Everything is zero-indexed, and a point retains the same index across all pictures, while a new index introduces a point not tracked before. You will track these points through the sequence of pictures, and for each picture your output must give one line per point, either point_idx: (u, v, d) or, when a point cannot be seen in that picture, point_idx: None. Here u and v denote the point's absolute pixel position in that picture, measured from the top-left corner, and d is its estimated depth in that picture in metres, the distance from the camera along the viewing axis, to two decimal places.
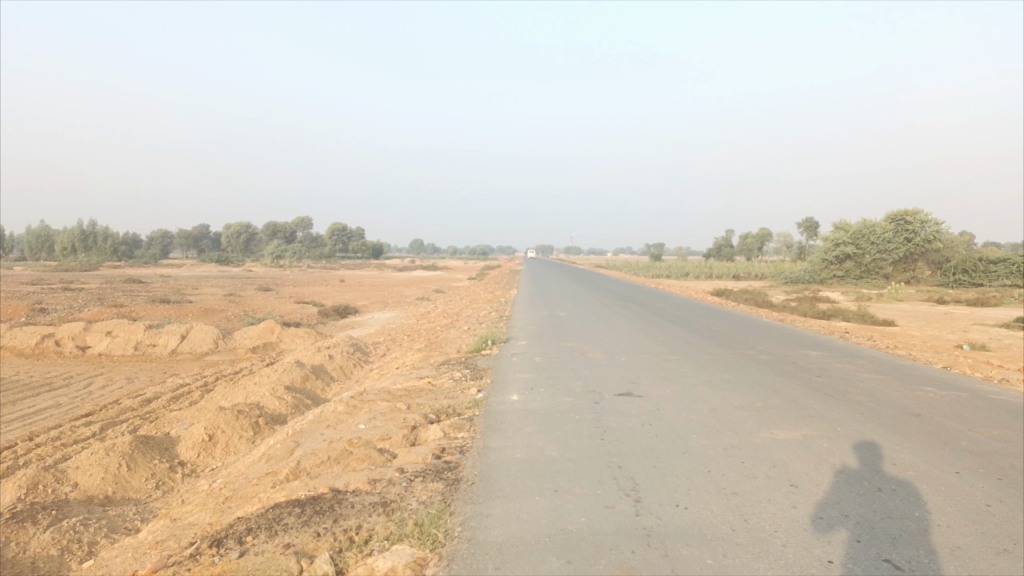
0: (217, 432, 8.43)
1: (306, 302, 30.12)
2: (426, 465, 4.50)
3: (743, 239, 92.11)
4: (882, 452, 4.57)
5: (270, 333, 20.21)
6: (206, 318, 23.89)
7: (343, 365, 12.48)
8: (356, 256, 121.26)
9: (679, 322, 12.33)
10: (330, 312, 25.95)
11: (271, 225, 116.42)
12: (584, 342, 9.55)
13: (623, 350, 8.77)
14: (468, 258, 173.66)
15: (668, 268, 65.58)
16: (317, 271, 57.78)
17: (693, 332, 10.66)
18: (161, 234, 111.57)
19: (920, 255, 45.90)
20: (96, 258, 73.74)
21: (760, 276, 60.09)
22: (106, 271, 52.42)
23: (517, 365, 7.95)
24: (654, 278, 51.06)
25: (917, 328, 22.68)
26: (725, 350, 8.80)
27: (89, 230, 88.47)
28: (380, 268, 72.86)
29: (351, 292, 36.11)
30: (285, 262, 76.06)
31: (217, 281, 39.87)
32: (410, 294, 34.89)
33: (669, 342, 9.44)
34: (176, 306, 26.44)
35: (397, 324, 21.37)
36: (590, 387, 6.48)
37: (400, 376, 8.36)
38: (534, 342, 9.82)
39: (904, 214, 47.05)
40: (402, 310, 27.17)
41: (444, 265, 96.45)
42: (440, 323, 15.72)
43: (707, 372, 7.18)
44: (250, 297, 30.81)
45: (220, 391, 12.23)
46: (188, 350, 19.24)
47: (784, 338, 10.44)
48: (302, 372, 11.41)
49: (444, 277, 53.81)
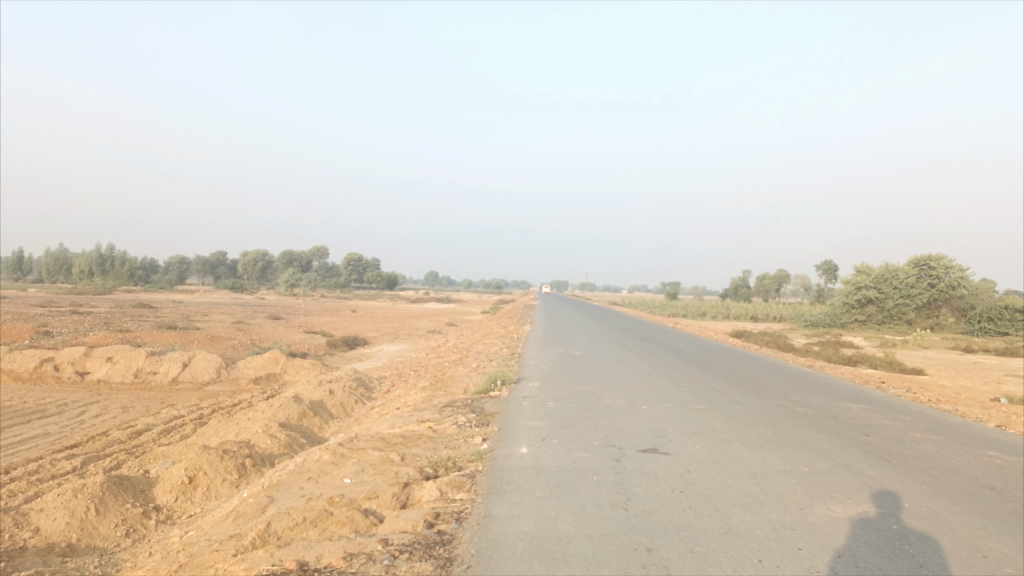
0: (197, 474, 7.69)
1: (315, 332, 29.53)
2: (415, 536, 3.77)
3: (761, 280, 91.11)
4: (964, 536, 3.81)
5: (275, 363, 19.59)
6: (211, 346, 23.33)
7: (344, 401, 11.77)
8: (371, 286, 121.14)
9: (702, 366, 11.54)
10: (339, 344, 25.33)
11: (288, 254, 116.65)
12: (600, 386, 8.80)
13: (644, 396, 8.01)
14: (483, 292, 173.17)
15: (684, 307, 64.70)
16: (330, 301, 57.33)
17: (719, 378, 9.89)
18: (179, 259, 112.12)
19: (945, 302, 44.85)
20: (111, 283, 73.82)
21: (778, 318, 59.04)
22: (121, 294, 52.37)
23: (527, 411, 7.21)
24: (670, 317, 50.19)
25: (947, 378, 21.75)
26: (756, 400, 8.03)
27: (106, 254, 88.77)
28: (394, 299, 72.54)
29: (363, 323, 35.55)
30: (300, 291, 75.89)
31: (228, 308, 39.41)
32: (422, 326, 34.25)
33: (694, 389, 8.67)
34: (181, 332, 25.91)
35: (406, 357, 20.68)
36: (610, 440, 5.72)
37: (398, 418, 7.64)
38: (548, 384, 9.08)
39: (928, 259, 46.11)
40: (413, 343, 26.51)
41: (459, 298, 96.06)
42: (449, 359, 15.03)
43: (739, 427, 6.42)
44: (258, 325, 30.25)
45: (213, 425, 11.53)
46: (188, 379, 18.62)
47: (819, 388, 9.64)
48: (300, 409, 10.70)
49: (458, 310, 53.23)
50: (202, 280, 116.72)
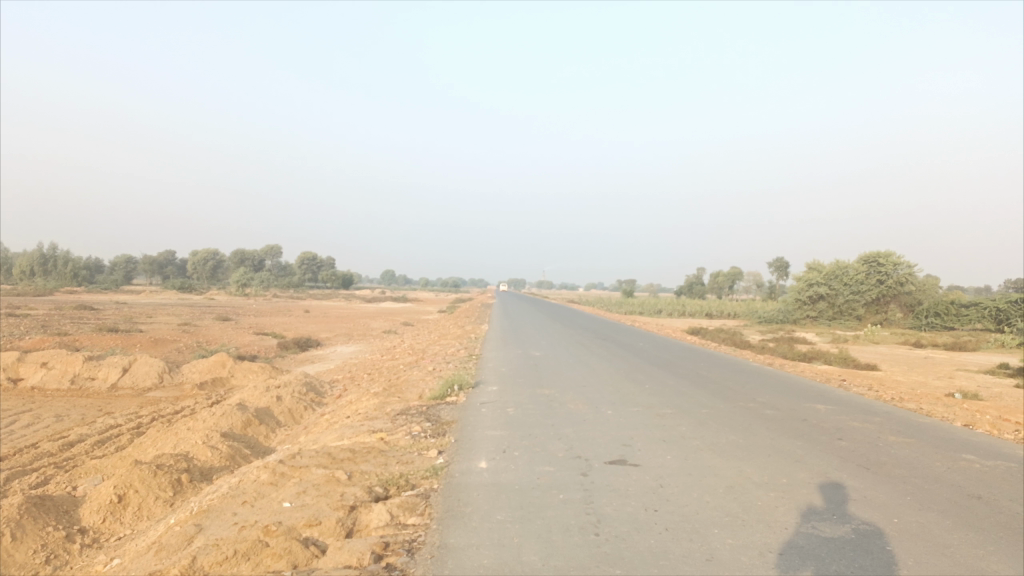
0: (128, 492, 7.07)
1: (265, 333, 28.64)
2: (361, 572, 3.32)
3: (714, 277, 92.21)
4: (960, 555, 3.52)
5: (221, 367, 18.79)
6: (155, 349, 22.36)
7: (293, 407, 11.19)
8: (326, 285, 119.32)
9: (664, 366, 11.27)
10: (290, 345, 24.56)
11: (239, 253, 114.15)
12: (561, 389, 8.41)
13: (607, 401, 7.64)
14: (439, 290, 172.02)
15: (641, 304, 64.96)
16: (283, 301, 56.06)
17: (683, 380, 9.58)
18: (125, 258, 108.96)
19: (893, 297, 45.72)
20: (52, 283, 71.10)
21: (733, 314, 59.63)
22: (63, 296, 50.42)
23: (486, 418, 6.78)
24: (626, 315, 50.26)
25: (900, 373, 21.96)
26: (723, 403, 7.73)
27: (47, 254, 85.52)
28: (349, 298, 71.49)
29: (316, 323, 34.72)
30: (253, 291, 74.19)
31: (174, 309, 38.11)
32: (377, 326, 33.59)
33: (658, 392, 8.35)
34: (123, 335, 24.84)
35: (360, 359, 20.10)
36: (574, 451, 5.33)
37: (347, 429, 7.13)
38: (508, 388, 8.66)
39: (877, 255, 46.97)
40: (367, 344, 25.86)
41: (415, 297, 95.21)
42: (403, 361, 14.51)
43: (710, 433, 6.09)
44: (205, 327, 29.20)
45: (152, 435, 10.85)
46: (129, 385, 17.75)
47: (784, 388, 9.41)
48: (244, 417, 10.10)
49: (414, 309, 52.51)
50: (150, 280, 113.48)
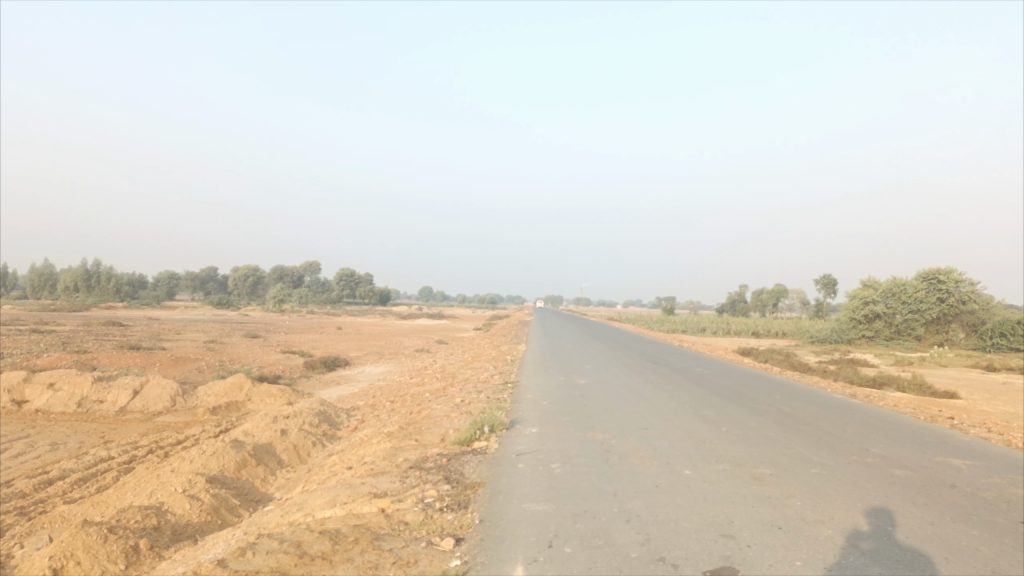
0: (67, 565, 5.52)
1: (292, 352, 27.30)
2: None
3: (758, 294, 89.27)
4: None
5: (238, 390, 17.38)
6: (173, 369, 21.11)
7: (299, 443, 9.59)
8: (364, 302, 118.84)
9: (736, 400, 9.46)
10: (316, 365, 23.17)
11: (279, 269, 114.21)
12: (618, 434, 6.66)
13: (679, 452, 5.91)
14: (477, 306, 170.16)
15: (684, 322, 62.63)
16: (317, 317, 54.99)
17: (765, 420, 7.78)
18: (166, 274, 110.03)
19: (955, 316, 42.84)
20: (94, 299, 71.29)
21: (781, 334, 56.96)
22: (98, 311, 50.01)
23: (525, 480, 5.06)
24: (670, 334, 48.16)
25: (983, 401, 19.61)
26: (833, 458, 5.90)
27: (91, 270, 86.13)
28: (385, 314, 70.31)
29: (347, 341, 33.34)
30: (288, 307, 73.45)
31: (203, 326, 37.08)
32: (409, 345, 32.10)
33: (742, 439, 6.56)
34: (143, 353, 23.67)
35: (387, 382, 18.58)
36: (656, 551, 3.60)
37: (339, 489, 5.46)
38: (552, 431, 6.96)
39: (936, 272, 44.17)
40: (396, 365, 24.35)
41: (452, 314, 93.95)
42: (430, 387, 12.94)
43: (841, 517, 4.31)
44: (231, 345, 28.01)
45: (139, 475, 9.37)
46: (138, 409, 16.46)
47: (893, 434, 7.55)
48: (237, 458, 8.58)
49: (450, 326, 51.20)
50: (191, 295, 114.24)
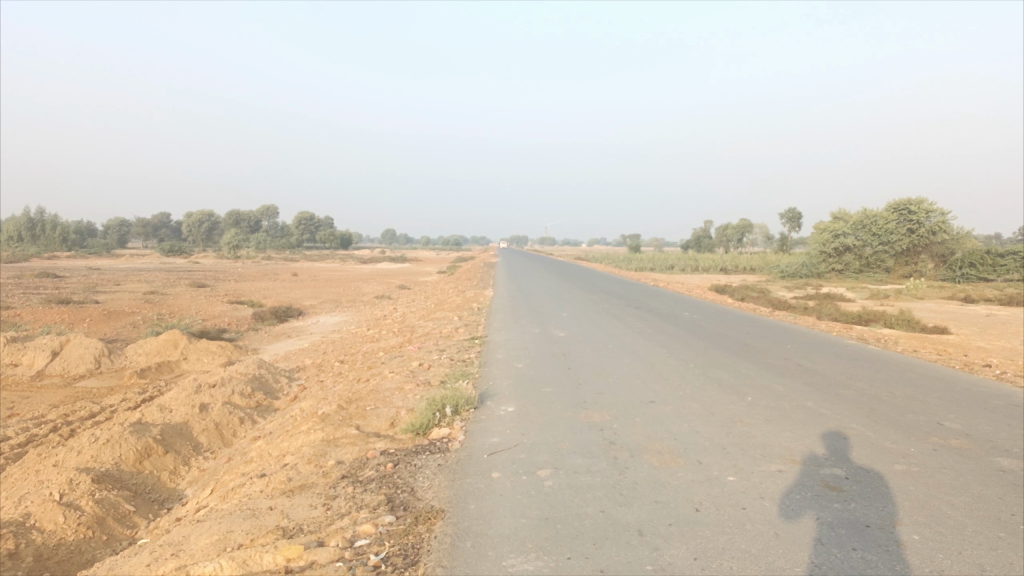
0: None
1: (242, 302, 25.30)
2: None
3: (723, 229, 88.36)
4: None
5: (173, 347, 15.55)
6: (104, 325, 19.08)
7: (222, 421, 7.89)
8: (325, 246, 115.71)
9: (745, 353, 8.01)
10: (266, 316, 21.29)
11: (234, 214, 110.10)
12: (620, 415, 5.09)
13: (707, 444, 4.37)
14: (441, 248, 167.90)
15: (651, 259, 61.37)
16: (273, 264, 52.50)
17: (795, 384, 6.28)
18: (117, 222, 106.21)
19: (925, 247, 42.12)
20: (36, 249, 67.65)
21: (749, 269, 56.08)
22: (38, 262, 46.88)
23: (504, 506, 3.45)
24: (638, 272, 46.83)
25: (975, 337, 18.50)
26: (913, 447, 4.43)
27: (35, 219, 81.80)
28: (345, 259, 67.82)
29: (303, 288, 31.35)
30: (245, 253, 70.42)
31: (148, 276, 34.62)
32: (368, 291, 30.22)
33: (781, 418, 5.05)
34: (73, 308, 21.52)
35: (340, 334, 16.88)
36: None
37: (235, 518, 3.80)
38: (534, 412, 5.36)
39: (907, 202, 43.18)
40: (353, 314, 22.57)
41: (415, 256, 91.66)
42: (386, 343, 11.29)
43: (1000, 568, 2.78)
44: (174, 296, 25.86)
45: (24, 465, 7.61)
46: (57, 372, 14.57)
47: (951, 396, 6.14)
48: (137, 448, 6.87)
49: (412, 270, 49.26)
50: (144, 242, 109.99)
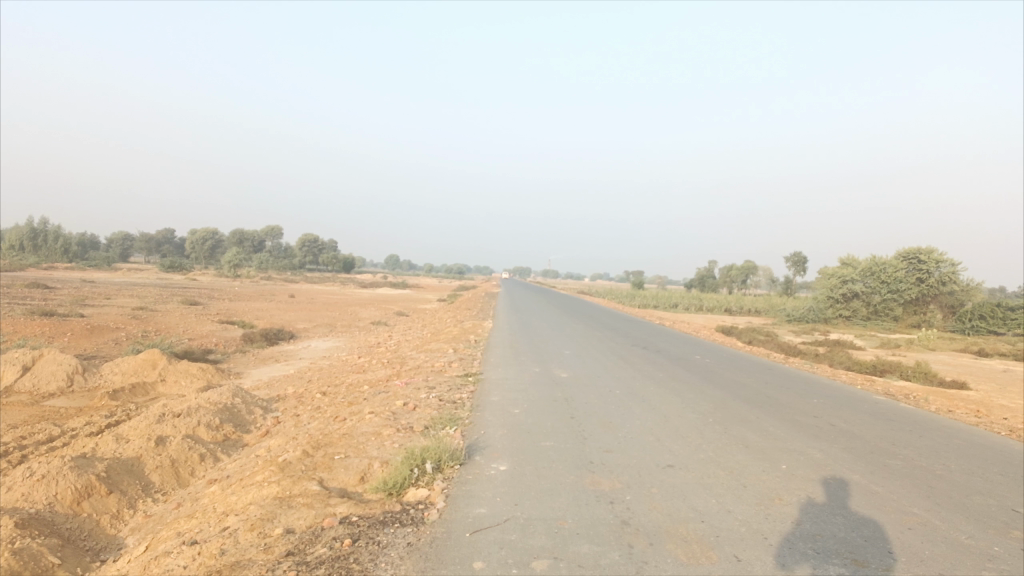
0: None
1: (233, 322, 24.47)
2: None
3: (728, 269, 87.64)
4: None
5: (151, 368, 14.70)
6: (85, 341, 18.23)
7: (180, 458, 7.05)
8: (327, 269, 115.15)
9: (767, 407, 7.19)
10: (256, 339, 20.45)
11: (238, 232, 109.66)
12: (632, 483, 4.25)
13: (745, 530, 3.53)
14: (443, 276, 166.98)
15: (655, 296, 60.48)
16: (271, 284, 51.69)
17: (832, 451, 5.44)
18: (120, 235, 105.74)
19: (934, 297, 41.31)
20: (35, 259, 66.88)
21: (754, 311, 55.16)
22: (34, 272, 46.16)
23: None
24: (641, 309, 46.00)
25: (996, 394, 17.61)
26: (997, 546, 3.59)
27: (38, 229, 81.28)
28: (346, 282, 67.02)
29: (298, 311, 30.53)
30: (245, 272, 69.62)
31: (141, 291, 33.80)
32: (365, 316, 29.41)
33: (825, 498, 4.20)
34: (56, 321, 20.68)
35: (329, 361, 16.05)
36: None
37: None
38: (530, 473, 4.51)
39: (917, 251, 42.51)
40: (346, 339, 21.73)
41: (417, 283, 90.91)
42: (374, 375, 10.47)
43: None
44: (163, 313, 25.02)
45: None
46: (26, 389, 13.70)
47: (1014, 471, 5.31)
48: (76, 486, 6.01)
49: (412, 297, 48.48)
50: (147, 257, 109.37)
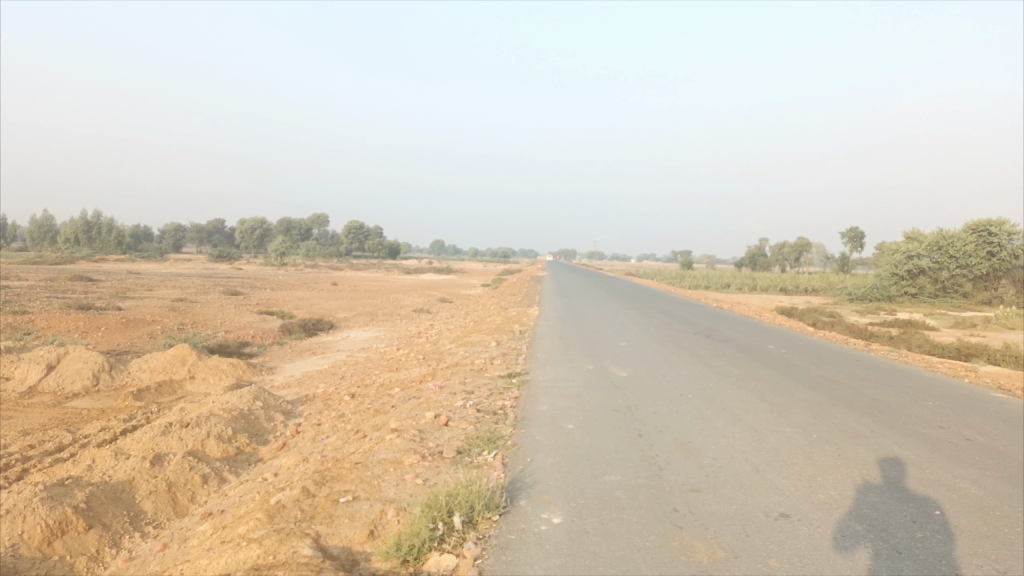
0: None
1: (272, 312, 23.72)
2: None
3: (779, 247, 84.66)
4: None
5: (180, 365, 13.89)
6: (117, 336, 17.56)
7: (178, 481, 6.05)
8: (373, 255, 115.09)
9: (875, 416, 5.91)
10: (293, 330, 19.60)
11: (284, 221, 110.23)
12: (740, 553, 3.06)
13: None
14: (488, 259, 165.62)
15: (705, 276, 58.36)
16: (315, 272, 51.15)
17: (987, 487, 4.16)
18: (173, 225, 107.54)
19: (1005, 271, 38.83)
20: (88, 251, 67.77)
21: (810, 290, 52.73)
22: (82, 264, 46.39)
23: None
24: (693, 290, 44.25)
25: None
26: None
27: (92, 222, 82.56)
28: (391, 268, 66.36)
29: (339, 299, 29.74)
30: (291, 260, 69.52)
31: (183, 282, 33.42)
32: (407, 304, 28.47)
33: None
34: (91, 315, 20.14)
35: (366, 354, 15.08)
36: None
37: None
38: (597, 527, 3.36)
39: (987, 223, 39.98)
40: (386, 329, 20.79)
41: (461, 267, 89.97)
42: (407, 374, 9.38)
43: None
44: (202, 304, 24.37)
45: None
46: (49, 389, 12.99)
47: None
48: (47, 522, 5.03)
49: (456, 283, 47.45)
50: (197, 248, 110.71)
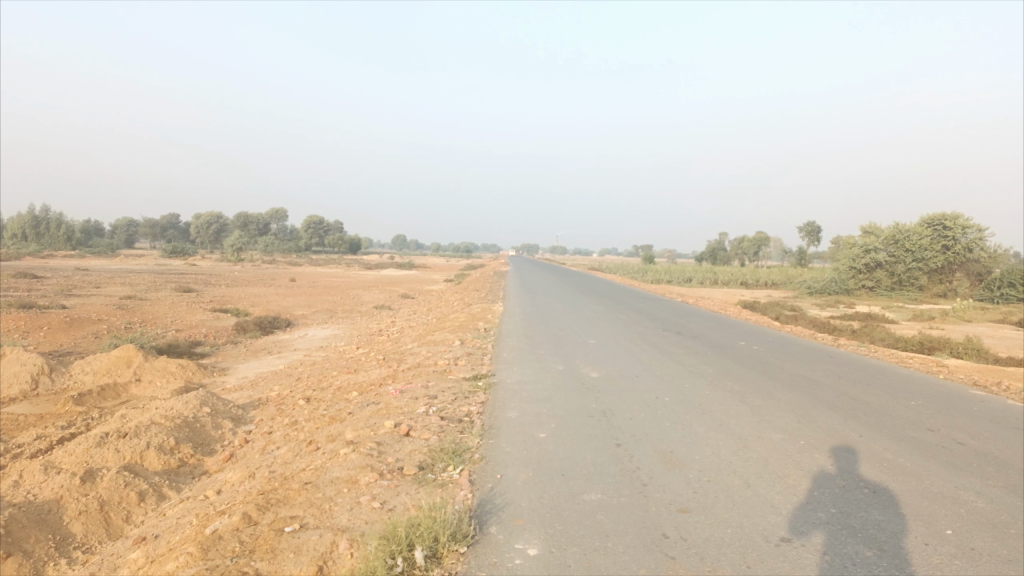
0: None
1: (227, 310, 22.89)
2: None
3: (740, 241, 85.39)
4: None
5: (125, 367, 13.17)
6: (60, 337, 16.68)
7: (111, 499, 5.49)
8: (333, 250, 113.40)
9: (861, 418, 5.60)
10: (248, 329, 18.87)
11: (242, 216, 108.03)
12: None
13: None
14: (450, 254, 164.62)
15: (667, 270, 58.50)
16: (273, 268, 50.01)
17: (995, 500, 3.84)
18: (127, 220, 104.70)
19: (961, 265, 39.42)
20: (35, 247, 65.38)
21: (770, 284, 53.15)
22: (30, 260, 44.71)
23: None
24: (656, 285, 44.16)
25: None
26: None
27: (41, 218, 79.79)
28: (352, 263, 65.25)
29: (298, 296, 28.93)
30: (248, 255, 67.94)
31: (135, 278, 32.25)
32: (368, 300, 27.78)
33: None
34: (34, 314, 19.16)
35: (324, 353, 14.50)
36: None
37: None
38: (578, 560, 2.94)
39: (943, 217, 40.57)
40: (345, 326, 20.16)
41: (424, 262, 89.05)
42: (366, 376, 8.88)
43: None
44: (153, 302, 23.44)
45: None
46: None
47: None
48: None
49: (417, 278, 46.75)
50: (152, 243, 107.90)
